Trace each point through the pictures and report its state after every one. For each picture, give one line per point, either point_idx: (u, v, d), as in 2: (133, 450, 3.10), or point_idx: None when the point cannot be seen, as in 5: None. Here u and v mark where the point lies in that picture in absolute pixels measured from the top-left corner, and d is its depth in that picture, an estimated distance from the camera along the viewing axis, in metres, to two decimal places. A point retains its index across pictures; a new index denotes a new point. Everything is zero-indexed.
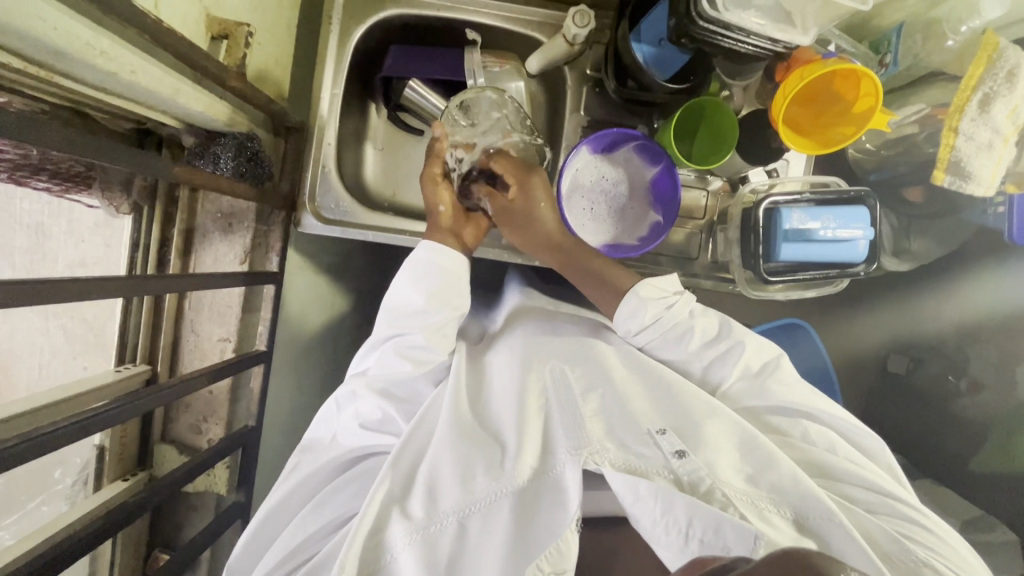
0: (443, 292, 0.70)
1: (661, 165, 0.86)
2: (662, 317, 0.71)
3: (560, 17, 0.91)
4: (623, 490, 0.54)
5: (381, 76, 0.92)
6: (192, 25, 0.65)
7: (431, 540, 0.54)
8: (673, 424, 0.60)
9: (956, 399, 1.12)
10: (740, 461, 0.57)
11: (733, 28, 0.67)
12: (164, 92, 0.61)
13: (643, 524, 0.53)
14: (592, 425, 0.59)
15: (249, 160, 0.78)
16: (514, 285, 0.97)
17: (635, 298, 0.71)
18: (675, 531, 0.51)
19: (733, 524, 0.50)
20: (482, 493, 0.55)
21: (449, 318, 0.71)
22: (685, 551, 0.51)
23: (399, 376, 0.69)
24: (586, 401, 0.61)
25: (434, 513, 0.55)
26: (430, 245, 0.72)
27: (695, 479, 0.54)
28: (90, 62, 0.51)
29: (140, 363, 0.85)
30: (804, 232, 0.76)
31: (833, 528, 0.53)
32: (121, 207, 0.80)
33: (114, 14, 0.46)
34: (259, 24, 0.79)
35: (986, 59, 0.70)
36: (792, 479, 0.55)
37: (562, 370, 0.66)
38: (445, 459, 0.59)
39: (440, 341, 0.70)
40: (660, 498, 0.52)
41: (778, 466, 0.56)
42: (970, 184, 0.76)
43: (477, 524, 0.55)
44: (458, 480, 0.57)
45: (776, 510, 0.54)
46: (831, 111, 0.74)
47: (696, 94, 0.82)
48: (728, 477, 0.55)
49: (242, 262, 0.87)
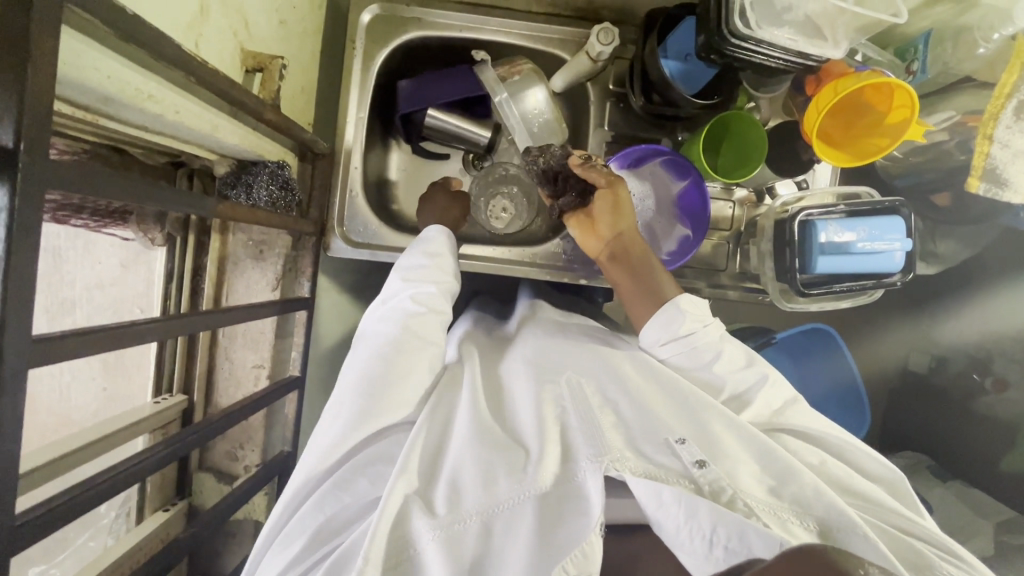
0: (445, 262, 0.74)
1: (690, 179, 0.85)
2: (696, 333, 0.68)
3: (582, 34, 0.91)
4: (646, 497, 0.53)
5: (399, 112, 0.92)
6: (228, 60, 0.65)
7: (455, 539, 0.51)
8: (692, 433, 0.57)
9: (980, 397, 1.11)
10: (760, 473, 0.55)
11: (764, 44, 0.68)
12: (205, 129, 0.62)
13: (665, 530, 0.52)
14: (612, 435, 0.56)
15: (281, 188, 0.81)
16: (528, 297, 0.96)
17: (674, 307, 0.68)
18: (699, 537, 0.50)
19: (757, 530, 0.48)
20: (506, 495, 0.53)
21: (449, 282, 0.73)
22: (710, 559, 0.49)
23: (415, 315, 0.67)
24: (602, 411, 0.59)
25: (458, 512, 0.52)
26: (441, 228, 0.78)
27: (717, 488, 0.51)
28: (138, 105, 0.51)
29: (176, 393, 0.85)
30: (840, 245, 0.75)
31: (856, 538, 0.50)
32: (155, 237, 0.81)
33: (165, 57, 0.47)
34: (288, 53, 0.79)
35: (1021, 66, 0.70)
36: (815, 490, 0.52)
37: (579, 381, 0.63)
38: (467, 459, 0.56)
39: (446, 296, 0.72)
40: (682, 505, 0.51)
41: (800, 476, 0.54)
42: (1007, 192, 0.74)
43: (500, 526, 0.53)
44: (479, 481, 0.54)
45: (797, 521, 0.51)
46: (864, 121, 0.74)
47: (723, 109, 0.83)
48: (748, 486, 0.53)
49: (273, 289, 0.88)
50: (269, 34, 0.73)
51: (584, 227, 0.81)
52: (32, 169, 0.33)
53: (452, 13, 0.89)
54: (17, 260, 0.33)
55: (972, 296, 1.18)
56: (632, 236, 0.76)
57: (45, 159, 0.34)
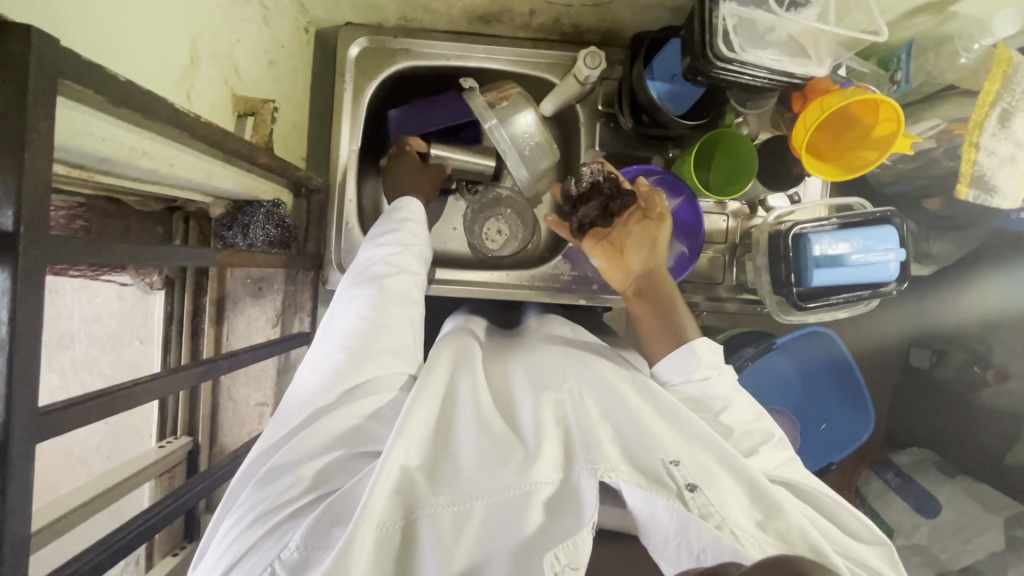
0: (413, 234, 0.75)
1: (683, 197, 0.87)
2: (710, 380, 0.67)
3: (568, 57, 0.92)
4: (638, 504, 0.52)
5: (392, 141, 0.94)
6: (220, 107, 0.65)
7: (448, 518, 0.49)
8: (688, 453, 0.56)
9: (982, 389, 1.12)
10: (748, 507, 0.54)
11: (748, 66, 0.69)
12: (199, 177, 0.62)
13: (654, 543, 0.53)
14: (609, 445, 0.55)
15: (278, 226, 0.80)
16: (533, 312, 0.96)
17: (690, 351, 0.69)
18: (686, 552, 0.51)
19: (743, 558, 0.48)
20: (502, 484, 0.50)
21: (416, 260, 0.72)
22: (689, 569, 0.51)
23: (385, 272, 0.69)
24: (603, 418, 0.58)
25: (454, 493, 0.50)
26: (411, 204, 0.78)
27: (705, 512, 0.50)
28: (133, 163, 0.51)
29: (181, 436, 0.85)
30: (834, 257, 0.76)
31: None
32: (154, 281, 0.81)
33: (157, 116, 0.47)
34: (278, 92, 0.80)
35: (1002, 74, 0.71)
36: (801, 533, 0.52)
37: (581, 386, 0.61)
38: (466, 449, 0.54)
39: (416, 259, 0.73)
40: (673, 518, 0.51)
41: (785, 513, 0.53)
42: (995, 198, 0.75)
43: (492, 511, 0.49)
44: (476, 467, 0.52)
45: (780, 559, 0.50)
46: (851, 135, 0.75)
47: (711, 127, 0.84)
48: (737, 517, 0.51)
49: (274, 326, 0.88)
50: (260, 76, 0.74)
51: (611, 257, 0.80)
52: (32, 250, 0.33)
53: (439, 43, 0.90)
54: (21, 339, 0.33)
55: (967, 292, 1.19)
56: (661, 275, 0.77)
57: (43, 239, 0.34)
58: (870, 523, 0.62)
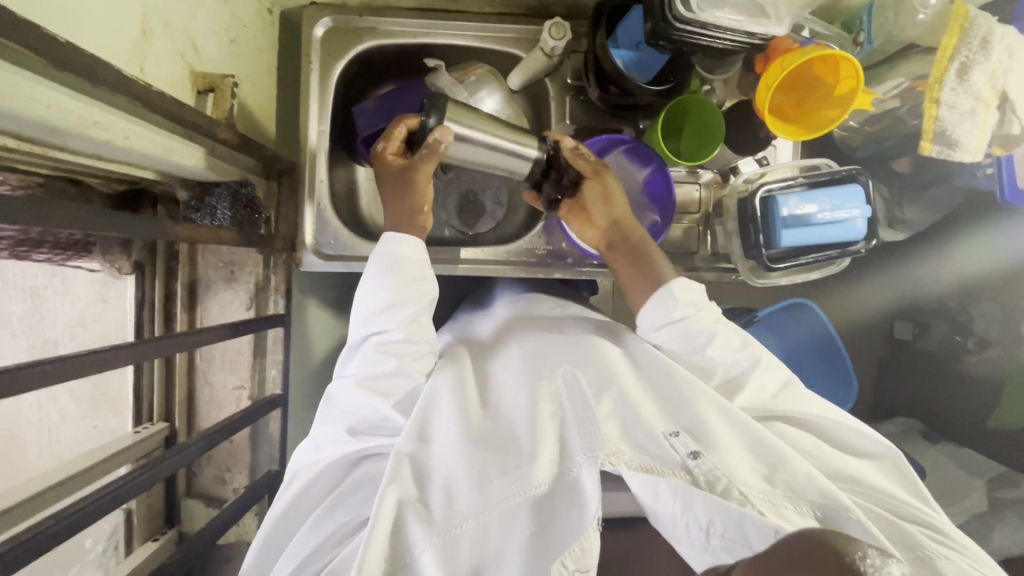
0: (410, 280, 0.70)
1: (653, 166, 0.87)
2: (687, 318, 0.71)
3: (535, 31, 0.92)
4: (642, 488, 0.55)
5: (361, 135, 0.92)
6: (178, 82, 0.65)
7: (451, 543, 0.52)
8: (684, 425, 0.60)
9: (964, 357, 1.14)
10: (754, 462, 0.57)
11: (709, 27, 0.69)
12: (159, 152, 0.61)
13: (664, 522, 0.55)
14: (607, 425, 0.58)
15: (246, 208, 0.82)
16: (504, 296, 0.94)
17: (670, 293, 0.72)
18: (696, 528, 0.53)
19: (754, 522, 0.50)
20: (501, 494, 0.54)
21: (421, 306, 0.70)
22: (707, 545, 0.52)
23: (381, 373, 0.67)
24: (599, 401, 0.60)
25: (452, 516, 0.54)
26: (395, 236, 0.72)
27: (711, 480, 0.53)
28: (84, 133, 0.51)
29: (157, 422, 0.84)
30: (801, 217, 0.76)
31: (852, 523, 0.53)
32: (123, 266, 0.79)
33: (104, 83, 0.46)
34: (240, 71, 0.79)
35: (959, 28, 0.71)
36: (807, 477, 0.55)
37: (574, 373, 0.65)
38: (460, 463, 0.57)
39: (419, 334, 0.70)
40: (678, 496, 0.53)
41: (790, 465, 0.56)
42: (957, 152, 0.75)
43: (498, 519, 0.54)
44: (473, 484, 0.55)
45: (793, 506, 0.54)
46: (815, 96, 0.75)
47: (677, 94, 0.84)
48: (743, 475, 0.55)
49: (248, 308, 0.88)
50: (221, 54, 0.73)
51: (581, 219, 0.83)
52: None
53: (404, 20, 0.90)
54: None
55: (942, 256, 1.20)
56: (629, 223, 0.80)
57: None
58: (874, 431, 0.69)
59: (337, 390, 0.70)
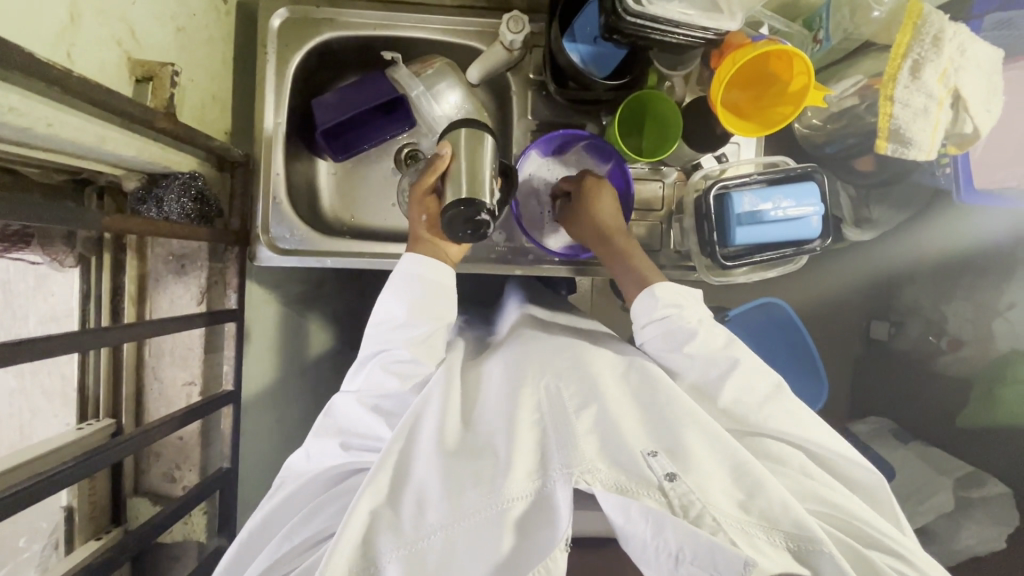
0: (424, 304, 0.70)
1: (612, 162, 0.87)
2: (670, 315, 0.71)
3: (497, 24, 0.91)
4: (614, 510, 0.53)
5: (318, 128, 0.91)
6: (111, 69, 0.63)
7: (418, 555, 0.53)
8: (665, 442, 0.58)
9: (938, 357, 1.15)
10: (732, 487, 0.56)
11: (661, 20, 0.68)
12: (90, 141, 0.60)
13: (633, 544, 0.54)
14: (586, 442, 0.56)
15: (196, 200, 0.79)
16: (515, 301, 0.95)
17: (648, 295, 0.73)
18: (665, 555, 0.51)
19: (724, 551, 0.49)
20: (472, 507, 0.54)
21: (432, 328, 0.70)
22: (675, 573, 0.51)
23: (385, 390, 0.69)
24: (579, 416, 0.59)
25: (421, 527, 0.54)
26: (416, 257, 0.72)
27: (685, 504, 0.52)
28: (0, 119, 0.49)
29: (103, 418, 0.83)
30: (756, 214, 0.76)
31: (823, 556, 0.51)
32: (66, 259, 0.78)
33: (15, 68, 0.45)
34: (189, 60, 0.77)
35: (912, 26, 0.70)
36: (783, 504, 0.54)
37: (556, 386, 0.64)
38: (434, 477, 0.57)
39: (426, 355, 0.70)
40: (649, 521, 0.52)
41: (767, 491, 0.55)
42: (911, 151, 0.75)
43: (467, 533, 0.53)
44: (445, 495, 0.55)
45: (765, 535, 0.52)
46: (770, 93, 0.74)
47: (633, 89, 0.82)
48: (720, 503, 0.53)
49: (198, 303, 0.86)
50: (166, 43, 0.72)
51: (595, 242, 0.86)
52: None
53: (364, 11, 0.89)
54: None
55: None
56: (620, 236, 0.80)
57: None
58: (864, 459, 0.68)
59: (345, 402, 0.72)
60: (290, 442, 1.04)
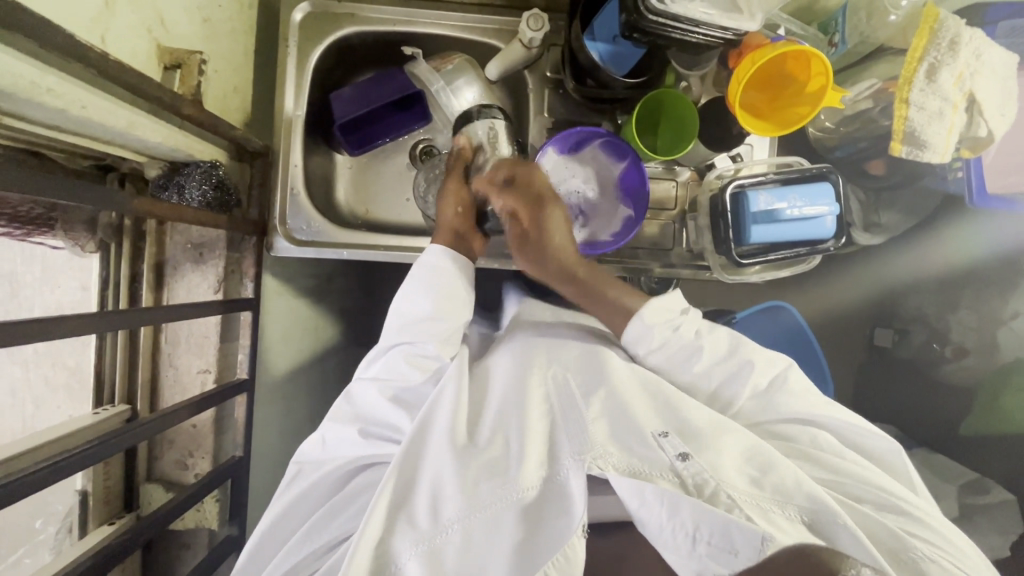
0: (453, 301, 0.72)
1: (628, 160, 0.86)
2: (669, 339, 0.72)
3: (515, 23, 0.92)
4: (628, 495, 0.53)
5: (336, 122, 0.92)
6: (142, 55, 0.64)
7: (436, 550, 0.52)
8: (673, 426, 0.60)
9: (942, 366, 1.17)
10: (743, 464, 0.56)
11: (682, 19, 0.69)
12: (118, 125, 0.60)
13: (649, 528, 0.53)
14: (596, 427, 0.58)
15: (216, 189, 0.79)
16: (515, 296, 0.97)
17: (642, 323, 0.72)
18: (683, 534, 0.51)
19: (739, 526, 0.49)
20: (488, 497, 0.54)
21: (456, 327, 0.72)
22: (694, 553, 0.50)
23: (407, 384, 0.69)
24: (589, 403, 0.61)
25: (436, 520, 0.54)
26: (440, 249, 0.73)
27: (699, 483, 0.52)
28: (36, 99, 0.50)
29: (119, 403, 0.83)
30: (772, 213, 0.77)
31: (839, 529, 0.52)
32: (87, 244, 0.79)
33: (58, 49, 0.46)
34: (213, 51, 0.78)
35: (929, 30, 0.71)
36: (795, 479, 0.54)
37: (564, 374, 0.67)
38: (448, 469, 0.57)
39: (448, 351, 0.71)
40: (665, 502, 0.52)
41: (779, 468, 0.55)
42: (925, 153, 0.76)
43: (481, 523, 0.53)
44: (460, 489, 0.55)
45: (780, 510, 0.52)
46: (787, 93, 0.75)
47: (652, 87, 0.84)
48: (732, 478, 0.53)
49: (215, 292, 0.86)
50: (193, 32, 0.73)
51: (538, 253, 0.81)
52: None
53: (385, 8, 0.90)
54: None
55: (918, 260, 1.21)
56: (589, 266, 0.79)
57: None
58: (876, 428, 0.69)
59: (361, 389, 0.71)
60: (300, 434, 1.04)
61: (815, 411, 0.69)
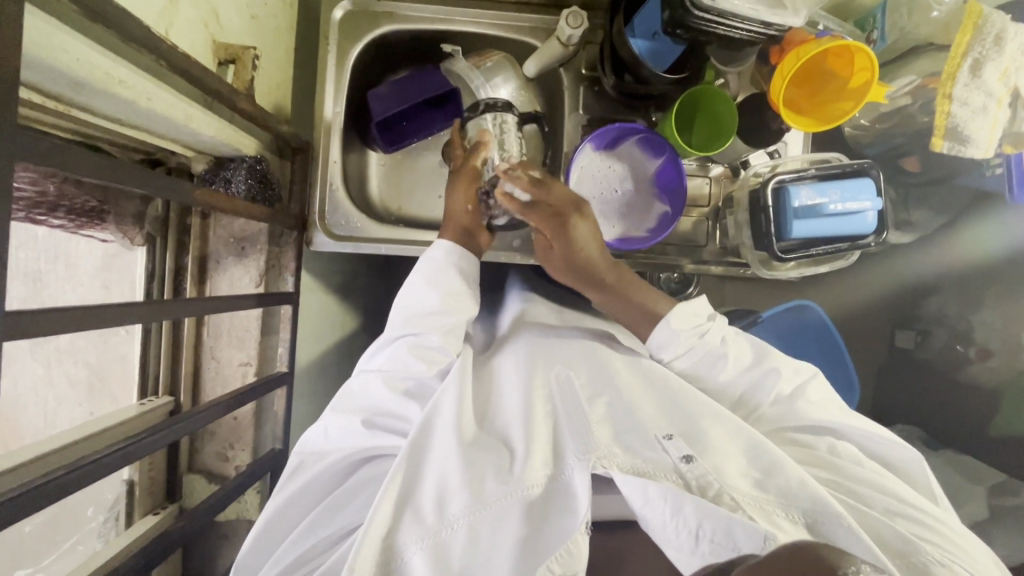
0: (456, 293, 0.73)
1: (664, 156, 0.86)
2: (697, 345, 0.72)
3: (550, 21, 0.93)
4: (632, 493, 0.53)
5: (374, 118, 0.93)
6: (200, 50, 0.66)
7: (443, 543, 0.52)
8: (678, 428, 0.58)
9: (967, 366, 1.14)
10: (746, 466, 0.55)
11: (727, 15, 0.70)
12: (178, 118, 0.62)
13: (652, 525, 0.52)
14: (600, 430, 0.57)
15: (260, 182, 0.80)
16: (516, 292, 0.97)
17: (668, 328, 0.72)
18: (685, 532, 0.50)
19: (741, 524, 0.48)
20: (494, 494, 0.54)
21: (460, 318, 0.72)
22: (697, 551, 0.50)
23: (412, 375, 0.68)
24: (593, 405, 0.60)
25: (441, 515, 0.53)
26: (446, 245, 0.75)
27: (703, 485, 0.51)
28: (109, 90, 0.52)
29: (163, 395, 0.85)
30: (813, 208, 0.77)
31: (842, 532, 0.49)
32: (135, 237, 0.81)
33: (134, 42, 0.47)
34: (261, 47, 0.80)
35: (973, 26, 0.71)
36: (800, 481, 0.52)
37: (568, 374, 0.66)
38: (455, 464, 0.57)
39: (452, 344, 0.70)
40: (669, 501, 0.51)
41: (786, 471, 0.53)
42: (968, 147, 0.76)
43: (484, 518, 0.53)
44: (467, 484, 0.54)
45: (783, 513, 0.50)
46: (828, 89, 0.76)
47: (691, 84, 0.84)
48: (735, 481, 0.52)
49: (256, 285, 0.87)
50: (242, 29, 0.74)
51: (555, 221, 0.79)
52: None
53: (423, 6, 0.91)
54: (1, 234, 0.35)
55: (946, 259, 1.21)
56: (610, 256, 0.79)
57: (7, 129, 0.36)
58: (898, 439, 0.68)
59: (365, 379, 0.71)
60: None
61: (839, 420, 0.68)
